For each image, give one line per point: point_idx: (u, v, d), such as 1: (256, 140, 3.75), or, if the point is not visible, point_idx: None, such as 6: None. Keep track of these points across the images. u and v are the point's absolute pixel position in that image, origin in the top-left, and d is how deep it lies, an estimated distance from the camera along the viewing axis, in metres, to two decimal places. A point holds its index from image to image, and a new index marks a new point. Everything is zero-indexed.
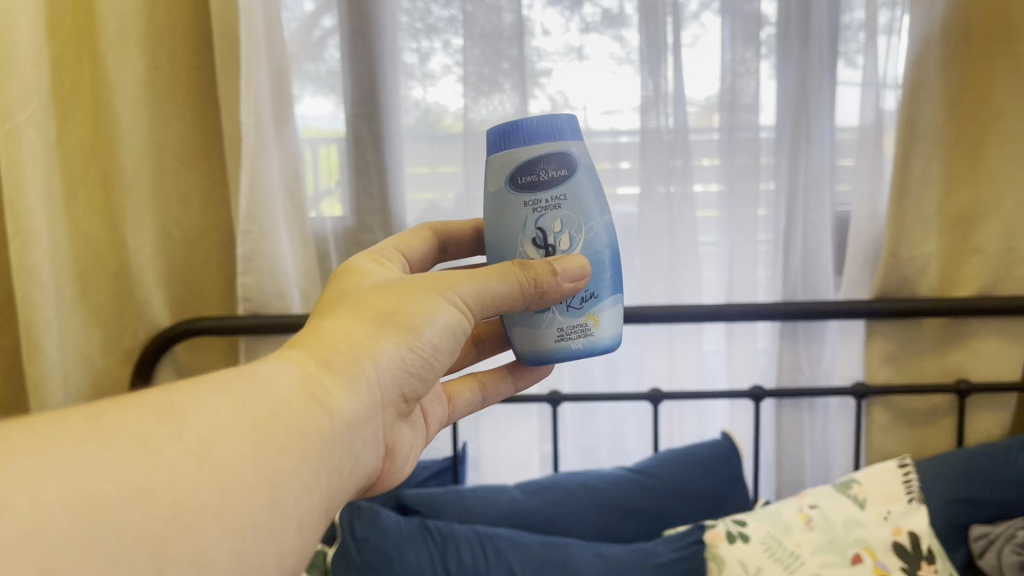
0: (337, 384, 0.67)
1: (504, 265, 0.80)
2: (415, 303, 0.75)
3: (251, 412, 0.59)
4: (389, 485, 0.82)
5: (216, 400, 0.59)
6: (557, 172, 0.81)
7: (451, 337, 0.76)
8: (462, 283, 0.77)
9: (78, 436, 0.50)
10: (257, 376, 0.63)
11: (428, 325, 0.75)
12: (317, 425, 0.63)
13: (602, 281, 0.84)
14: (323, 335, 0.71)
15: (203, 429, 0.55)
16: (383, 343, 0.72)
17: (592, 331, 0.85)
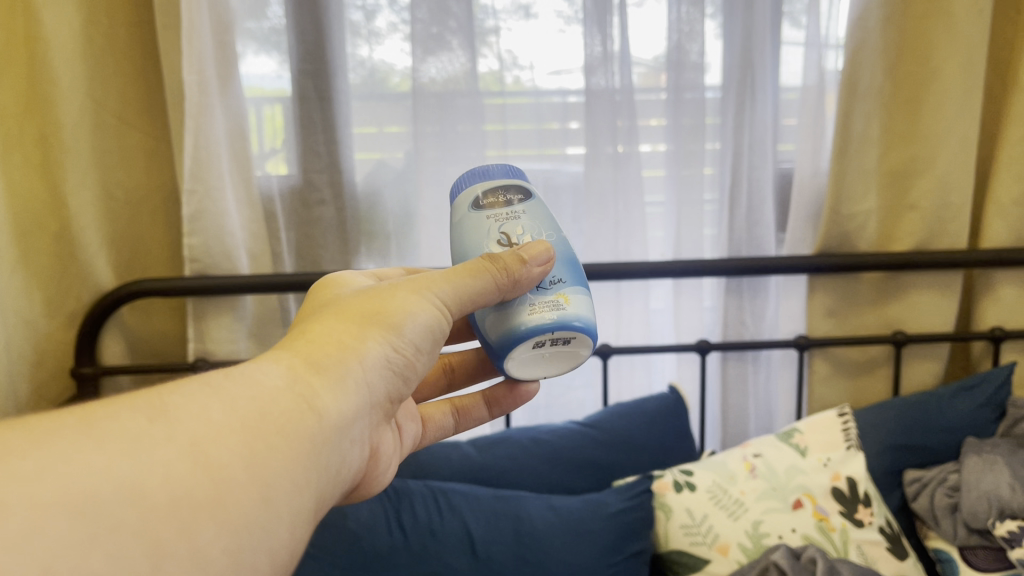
0: (327, 385, 0.65)
1: (475, 261, 0.75)
2: (396, 301, 0.73)
3: (241, 411, 0.57)
4: (369, 492, 0.83)
5: (206, 401, 0.56)
6: (515, 196, 0.83)
7: (429, 338, 0.75)
8: (438, 284, 0.75)
9: (71, 435, 0.48)
10: (244, 376, 0.61)
11: (410, 323, 0.73)
12: (306, 426, 0.61)
13: (569, 271, 0.79)
14: (310, 338, 0.69)
15: (193, 428, 0.53)
16: (367, 342, 0.70)
17: (564, 309, 0.76)
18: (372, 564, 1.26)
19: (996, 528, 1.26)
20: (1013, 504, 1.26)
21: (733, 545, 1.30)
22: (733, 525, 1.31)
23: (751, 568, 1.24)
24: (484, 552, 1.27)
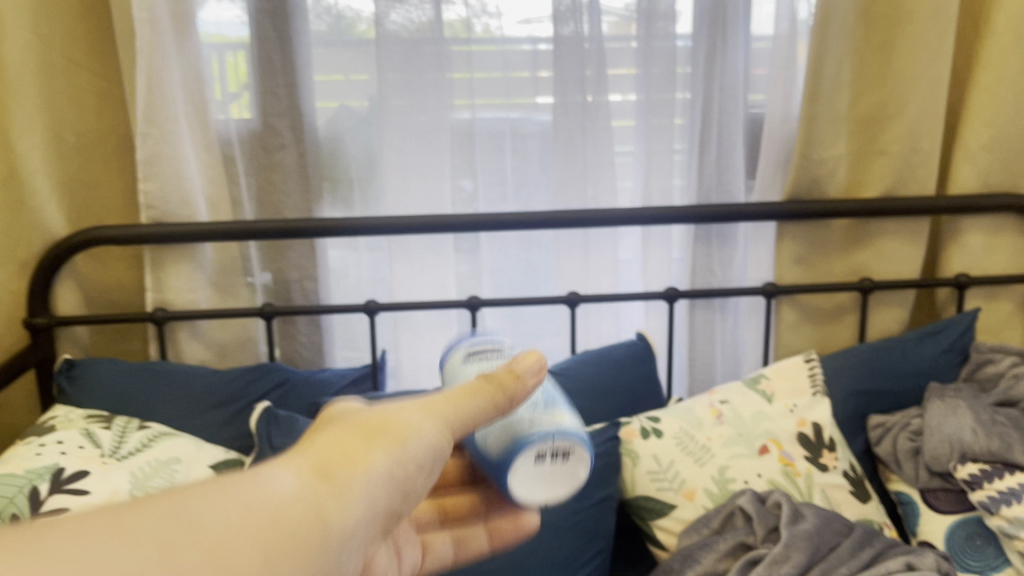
0: (340, 497, 0.56)
1: (475, 384, 0.69)
2: (403, 417, 0.64)
3: (247, 532, 0.49)
4: None
5: (212, 507, 0.49)
6: (499, 351, 0.84)
7: (437, 460, 0.65)
8: (444, 406, 0.67)
9: (81, 526, 0.44)
10: (248, 482, 0.52)
11: (420, 442, 0.63)
12: (311, 546, 0.52)
13: (561, 401, 0.77)
14: (309, 449, 0.59)
15: (197, 540, 0.46)
16: (375, 454, 0.60)
17: (559, 423, 0.72)
18: None
19: (956, 471, 1.27)
20: (974, 447, 1.26)
21: (700, 490, 1.30)
22: (700, 471, 1.32)
23: (717, 513, 1.25)
24: None
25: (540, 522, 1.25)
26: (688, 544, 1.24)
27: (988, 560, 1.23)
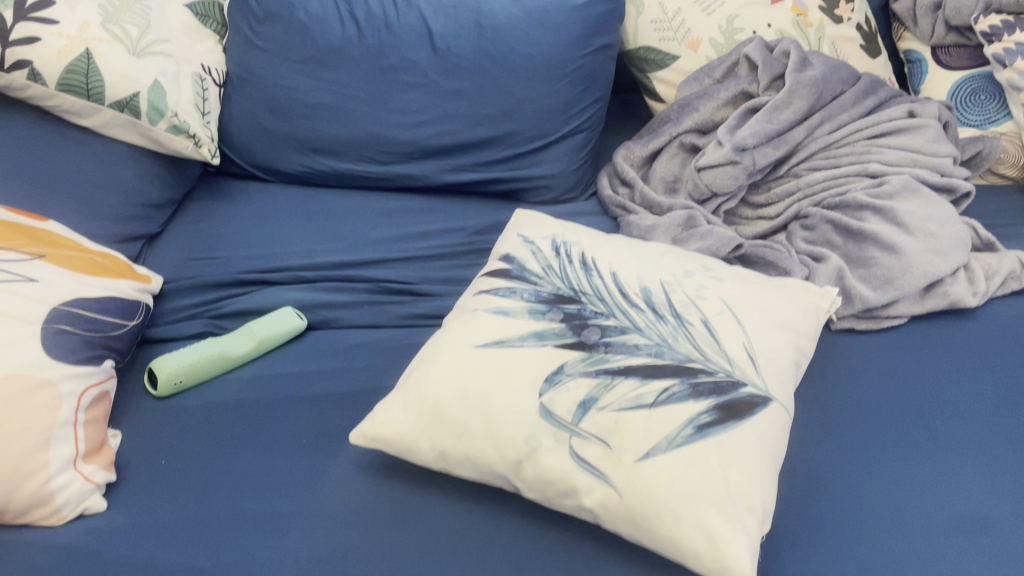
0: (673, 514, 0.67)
1: (674, 362, 0.75)
2: (667, 408, 0.72)
3: (691, 551, 0.66)
4: (553, 502, 0.73)
5: (690, 529, 0.66)
6: (546, 242, 0.92)
7: (675, 413, 0.71)
8: (653, 380, 0.74)
9: (631, 525, 0.69)
10: (676, 512, 0.67)
11: (676, 413, 0.71)
12: (687, 551, 0.67)
13: (617, 304, 0.82)
14: (648, 477, 0.68)
15: (670, 531, 0.67)
16: (704, 445, 0.69)
17: (635, 344, 0.78)
18: (326, 58, 1.19)
19: (977, 24, 1.20)
20: None
21: (705, 41, 1.26)
22: (707, 19, 1.25)
23: (721, 62, 1.21)
24: (443, 46, 1.17)
25: (535, 69, 1.18)
26: (688, 94, 1.21)
27: (987, 115, 1.23)
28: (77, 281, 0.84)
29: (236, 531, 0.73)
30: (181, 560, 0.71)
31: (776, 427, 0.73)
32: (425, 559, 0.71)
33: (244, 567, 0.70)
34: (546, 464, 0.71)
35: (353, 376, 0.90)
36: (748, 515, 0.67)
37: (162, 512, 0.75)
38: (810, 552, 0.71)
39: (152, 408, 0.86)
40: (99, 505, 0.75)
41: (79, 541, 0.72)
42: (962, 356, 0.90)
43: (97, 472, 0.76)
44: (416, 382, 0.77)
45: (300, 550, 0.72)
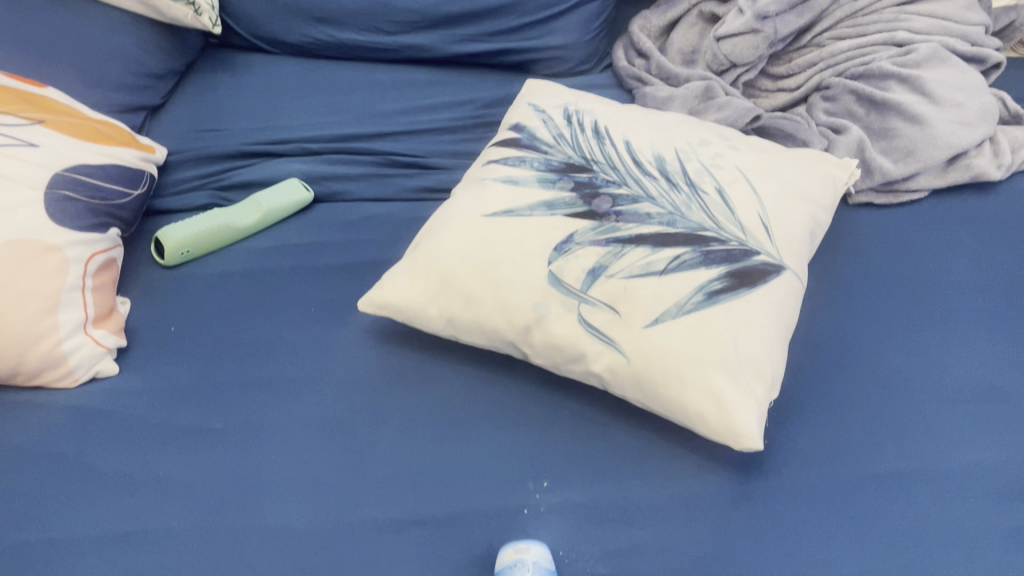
0: (682, 380, 0.67)
1: (687, 231, 0.74)
2: (678, 275, 0.71)
3: (701, 418, 0.67)
4: (562, 369, 0.73)
5: (699, 395, 0.66)
6: (558, 111, 0.89)
7: (687, 279, 0.70)
8: (666, 248, 0.73)
9: (641, 391, 0.70)
10: (687, 379, 0.67)
11: (687, 279, 0.70)
12: (696, 417, 0.67)
13: (630, 173, 0.79)
14: (658, 344, 0.68)
15: (679, 397, 0.67)
16: (716, 312, 0.69)
17: (648, 212, 0.76)
18: None
19: None
20: None
21: None
22: None
23: None
24: None
25: None
26: None
27: None
28: (80, 147, 0.83)
29: (247, 394, 0.74)
30: (195, 421, 0.72)
31: (788, 295, 0.72)
32: (434, 422, 0.72)
33: (256, 428, 0.72)
34: (555, 330, 0.71)
35: (360, 246, 0.89)
36: (756, 381, 0.67)
37: (174, 375, 0.76)
38: (817, 417, 0.71)
39: (160, 277, 0.86)
40: (111, 368, 0.76)
41: (94, 403, 0.74)
42: (983, 230, 0.88)
43: (108, 336, 0.77)
44: (425, 249, 0.76)
45: (311, 413, 0.73)
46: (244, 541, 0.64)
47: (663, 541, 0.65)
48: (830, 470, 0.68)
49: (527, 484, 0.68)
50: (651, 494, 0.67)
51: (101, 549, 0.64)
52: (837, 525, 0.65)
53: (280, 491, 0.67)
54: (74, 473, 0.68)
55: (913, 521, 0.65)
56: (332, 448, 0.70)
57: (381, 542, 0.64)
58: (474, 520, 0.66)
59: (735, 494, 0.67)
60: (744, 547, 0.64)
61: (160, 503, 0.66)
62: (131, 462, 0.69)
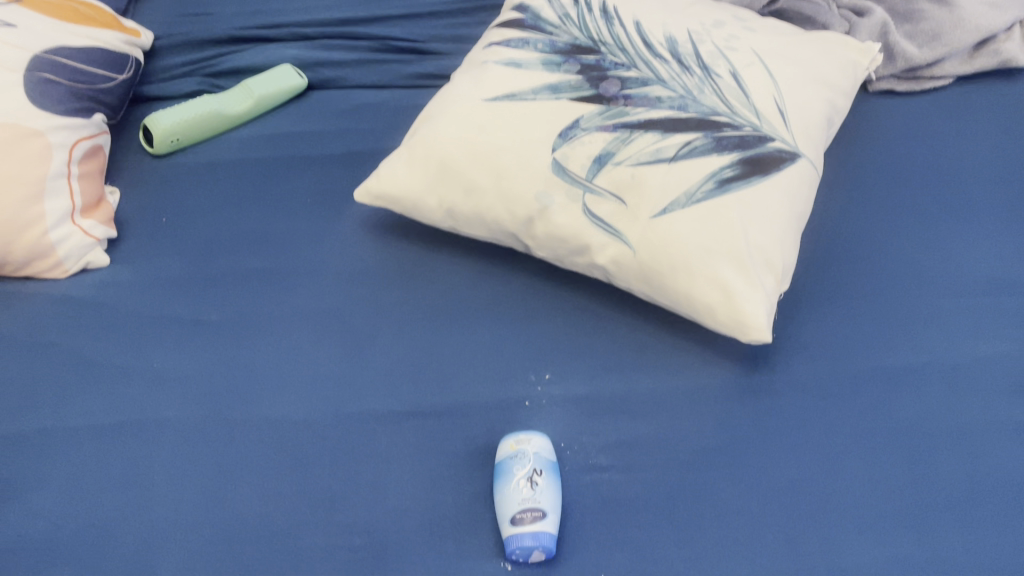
0: (689, 270, 0.65)
1: (699, 116, 0.70)
2: (688, 162, 0.67)
3: (703, 307, 0.65)
4: (562, 260, 0.71)
5: (705, 286, 0.64)
6: None
7: (696, 166, 0.67)
8: (675, 135, 0.69)
9: (642, 283, 0.68)
10: (691, 268, 0.65)
11: (697, 167, 0.67)
12: (700, 307, 0.65)
13: (640, 55, 0.75)
14: (666, 233, 0.65)
15: (684, 287, 0.65)
16: (726, 200, 0.66)
17: (659, 97, 0.72)
18: None
19: None
20: None
21: None
22: None
23: None
24: None
25: None
26: None
27: None
28: (59, 29, 0.79)
29: (242, 286, 0.72)
30: (190, 313, 0.70)
31: (801, 184, 0.69)
32: (434, 315, 0.70)
33: (252, 320, 0.70)
34: (558, 221, 0.68)
35: (358, 135, 0.85)
36: (767, 272, 0.65)
37: (166, 267, 0.74)
38: (828, 310, 0.69)
39: (151, 167, 0.83)
40: (102, 260, 0.74)
41: (86, 295, 0.72)
42: (1011, 117, 0.84)
43: (98, 227, 0.74)
44: (423, 136, 0.73)
45: (308, 305, 0.71)
46: (242, 431, 0.63)
47: (668, 432, 0.63)
48: (840, 363, 0.66)
49: (529, 377, 0.66)
50: (655, 387, 0.66)
51: (98, 439, 0.63)
52: (846, 417, 0.63)
53: (278, 382, 0.66)
54: (67, 365, 0.67)
55: (925, 413, 0.63)
56: (330, 341, 0.68)
57: (380, 432, 0.63)
58: (475, 411, 0.65)
59: (742, 387, 0.65)
60: (750, 439, 0.62)
61: (156, 394, 0.65)
62: (125, 353, 0.68)
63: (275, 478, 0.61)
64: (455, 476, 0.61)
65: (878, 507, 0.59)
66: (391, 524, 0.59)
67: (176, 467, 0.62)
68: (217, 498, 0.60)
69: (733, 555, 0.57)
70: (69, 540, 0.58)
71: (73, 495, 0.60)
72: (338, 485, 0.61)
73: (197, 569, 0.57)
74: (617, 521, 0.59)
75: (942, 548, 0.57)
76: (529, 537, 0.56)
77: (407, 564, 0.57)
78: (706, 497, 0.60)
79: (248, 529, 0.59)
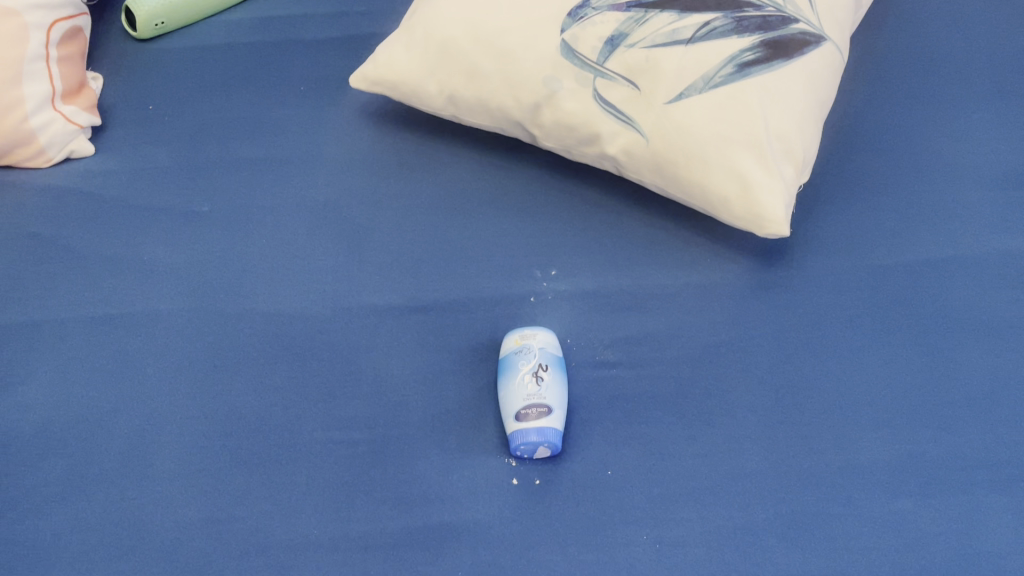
0: (705, 160, 0.61)
1: None
2: (706, 44, 0.62)
3: (719, 200, 0.62)
4: (570, 151, 0.67)
5: (721, 178, 0.61)
6: None
7: (715, 48, 0.62)
8: (693, 14, 0.63)
9: (653, 175, 0.64)
10: (708, 158, 0.61)
11: (715, 49, 0.62)
12: (715, 200, 0.62)
13: None
14: (681, 121, 0.61)
15: (699, 179, 0.62)
16: (746, 85, 0.61)
17: None
18: None
19: None
20: None
21: None
22: None
23: None
24: None
25: None
26: None
27: None
28: None
29: (234, 176, 0.69)
30: (180, 203, 0.67)
31: (824, 68, 0.65)
32: (435, 207, 0.67)
33: (245, 212, 0.67)
34: (567, 108, 0.64)
35: (353, 18, 0.80)
36: (786, 163, 0.62)
37: (154, 156, 0.70)
38: (847, 203, 0.66)
39: (135, 51, 0.78)
40: (87, 149, 0.70)
41: (71, 185, 0.69)
42: None
43: (80, 114, 0.70)
44: (423, 17, 0.68)
45: (303, 196, 0.68)
46: (237, 325, 0.61)
47: (678, 327, 0.61)
48: (858, 258, 0.63)
49: (534, 271, 0.64)
50: (666, 281, 0.63)
51: (88, 332, 0.61)
52: (863, 312, 0.61)
53: (273, 275, 0.63)
54: (54, 256, 0.64)
55: (945, 309, 0.61)
56: (327, 234, 0.66)
57: (380, 327, 0.61)
58: (477, 305, 0.62)
59: (756, 282, 0.63)
60: (763, 334, 0.60)
61: (147, 286, 0.63)
62: (113, 246, 0.65)
63: (272, 372, 0.59)
64: (458, 371, 0.59)
65: (893, 404, 0.57)
66: (392, 418, 0.57)
67: (170, 360, 0.60)
68: (213, 391, 0.58)
69: (743, 451, 0.55)
70: (61, 433, 0.57)
71: (64, 388, 0.58)
72: (338, 379, 0.59)
73: (194, 463, 0.56)
74: (624, 418, 0.57)
75: (958, 445, 0.56)
76: (535, 433, 0.54)
77: (408, 459, 0.56)
78: (717, 393, 0.58)
79: (245, 422, 0.57)
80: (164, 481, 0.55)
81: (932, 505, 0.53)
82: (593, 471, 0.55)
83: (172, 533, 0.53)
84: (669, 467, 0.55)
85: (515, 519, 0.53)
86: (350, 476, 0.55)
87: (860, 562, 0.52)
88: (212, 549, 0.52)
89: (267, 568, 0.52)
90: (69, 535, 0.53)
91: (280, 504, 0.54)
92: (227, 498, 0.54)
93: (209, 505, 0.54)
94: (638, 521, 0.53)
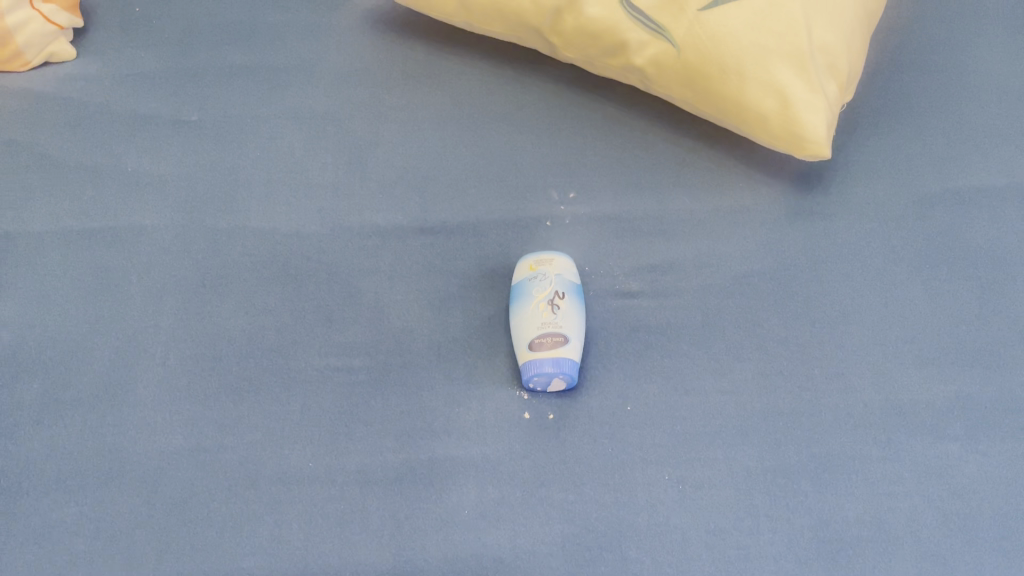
0: (742, 74, 0.56)
1: None
2: None
3: (755, 119, 0.57)
4: (591, 63, 0.62)
5: (760, 94, 0.56)
6: None
7: None
8: None
9: (682, 92, 0.59)
10: (746, 73, 0.55)
11: None
12: (750, 118, 0.57)
13: None
14: (717, 31, 0.55)
15: (734, 95, 0.57)
16: None
17: None
18: None
19: None
20: None
21: None
22: None
23: None
24: None
25: None
26: None
27: None
28: None
29: (225, 85, 0.63)
30: (168, 113, 0.62)
31: None
32: (443, 121, 0.62)
33: (237, 123, 0.62)
34: (591, 14, 0.58)
35: None
36: (829, 79, 0.56)
37: (140, 62, 0.65)
38: (892, 126, 0.60)
39: None
40: (68, 52, 0.65)
41: (52, 90, 0.63)
42: None
43: (60, 14, 0.64)
44: None
45: (301, 106, 0.62)
46: (226, 243, 0.56)
47: (706, 255, 0.56)
48: (904, 185, 0.58)
49: (550, 193, 0.59)
50: (692, 206, 0.58)
51: (67, 246, 0.56)
52: (908, 243, 0.56)
53: (268, 191, 0.59)
54: (32, 165, 0.59)
55: (996, 242, 0.56)
56: (326, 148, 0.60)
57: (382, 248, 0.56)
58: (488, 228, 0.57)
59: (792, 209, 0.58)
60: (798, 264, 0.55)
61: (131, 199, 0.58)
62: (95, 157, 0.60)
63: (265, 293, 0.55)
64: (466, 297, 0.55)
65: (939, 341, 0.53)
66: (393, 347, 0.53)
67: (154, 279, 0.55)
68: (200, 313, 0.54)
69: (775, 388, 0.51)
70: (37, 354, 0.52)
71: (41, 305, 0.54)
72: (336, 303, 0.54)
73: (179, 388, 0.51)
74: (646, 350, 0.53)
75: (1009, 386, 0.51)
76: (549, 363, 0.50)
77: (411, 389, 0.51)
78: (746, 326, 0.53)
79: (235, 346, 0.53)
80: (147, 408, 0.51)
81: (980, 450, 0.49)
82: (612, 406, 0.51)
83: (156, 463, 0.49)
84: (693, 403, 0.51)
85: (526, 455, 0.49)
86: (348, 405, 0.51)
87: (900, 508, 0.48)
88: (199, 479, 0.49)
89: (257, 501, 0.48)
90: (45, 461, 0.49)
91: (272, 434, 0.50)
92: (216, 426, 0.50)
93: (195, 433, 0.50)
94: (660, 460, 0.49)
